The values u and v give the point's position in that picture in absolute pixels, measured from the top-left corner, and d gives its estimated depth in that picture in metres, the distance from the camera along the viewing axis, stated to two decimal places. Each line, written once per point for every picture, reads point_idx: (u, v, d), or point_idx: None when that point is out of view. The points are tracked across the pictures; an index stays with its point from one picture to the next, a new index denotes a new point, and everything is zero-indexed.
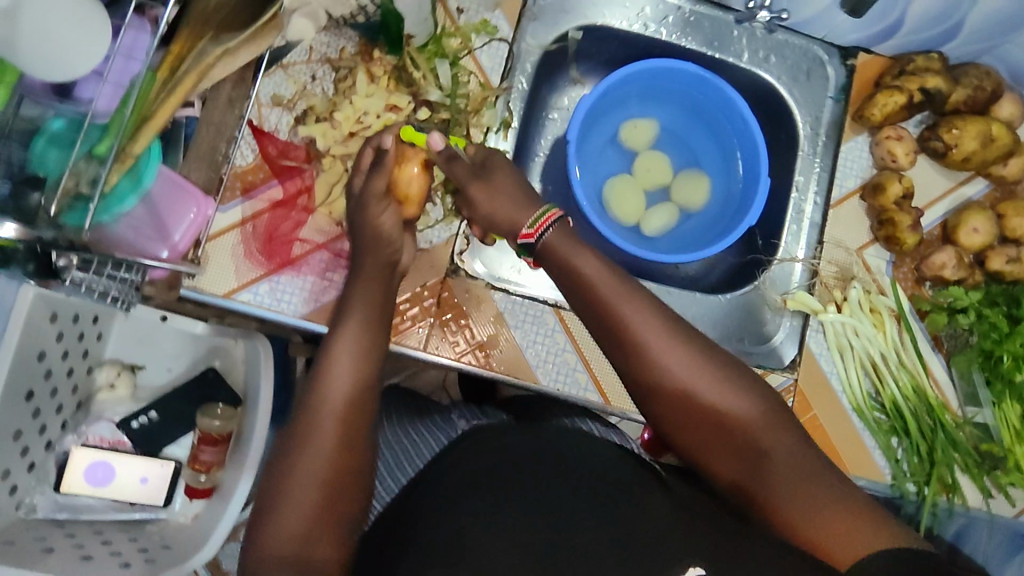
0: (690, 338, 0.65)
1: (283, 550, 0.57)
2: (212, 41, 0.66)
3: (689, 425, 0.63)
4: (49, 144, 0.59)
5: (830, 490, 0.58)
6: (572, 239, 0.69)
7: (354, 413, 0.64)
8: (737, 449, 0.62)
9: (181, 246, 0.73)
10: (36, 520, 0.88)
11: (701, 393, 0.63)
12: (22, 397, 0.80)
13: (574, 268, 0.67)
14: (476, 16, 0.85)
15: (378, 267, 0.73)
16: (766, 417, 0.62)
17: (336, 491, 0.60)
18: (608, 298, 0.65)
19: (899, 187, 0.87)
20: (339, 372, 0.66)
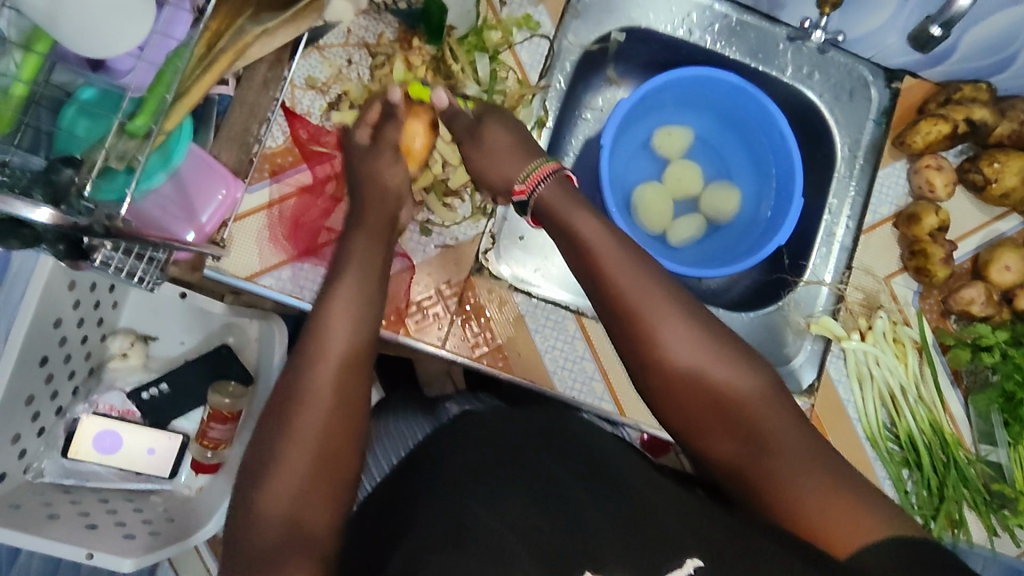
0: (689, 310, 0.63)
1: (275, 515, 0.55)
2: (252, 21, 0.65)
3: (688, 406, 0.61)
4: (81, 115, 0.61)
5: (828, 476, 0.56)
6: (569, 198, 0.67)
7: (354, 361, 0.62)
8: (732, 429, 0.60)
9: (205, 231, 0.71)
10: (43, 483, 0.88)
11: (700, 370, 0.60)
12: (37, 362, 0.79)
13: (573, 231, 0.65)
14: (519, 11, 0.83)
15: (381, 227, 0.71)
16: (764, 397, 0.60)
17: (329, 453, 0.58)
18: (608, 266, 0.63)
19: (935, 219, 0.86)
20: (335, 329, 0.62)
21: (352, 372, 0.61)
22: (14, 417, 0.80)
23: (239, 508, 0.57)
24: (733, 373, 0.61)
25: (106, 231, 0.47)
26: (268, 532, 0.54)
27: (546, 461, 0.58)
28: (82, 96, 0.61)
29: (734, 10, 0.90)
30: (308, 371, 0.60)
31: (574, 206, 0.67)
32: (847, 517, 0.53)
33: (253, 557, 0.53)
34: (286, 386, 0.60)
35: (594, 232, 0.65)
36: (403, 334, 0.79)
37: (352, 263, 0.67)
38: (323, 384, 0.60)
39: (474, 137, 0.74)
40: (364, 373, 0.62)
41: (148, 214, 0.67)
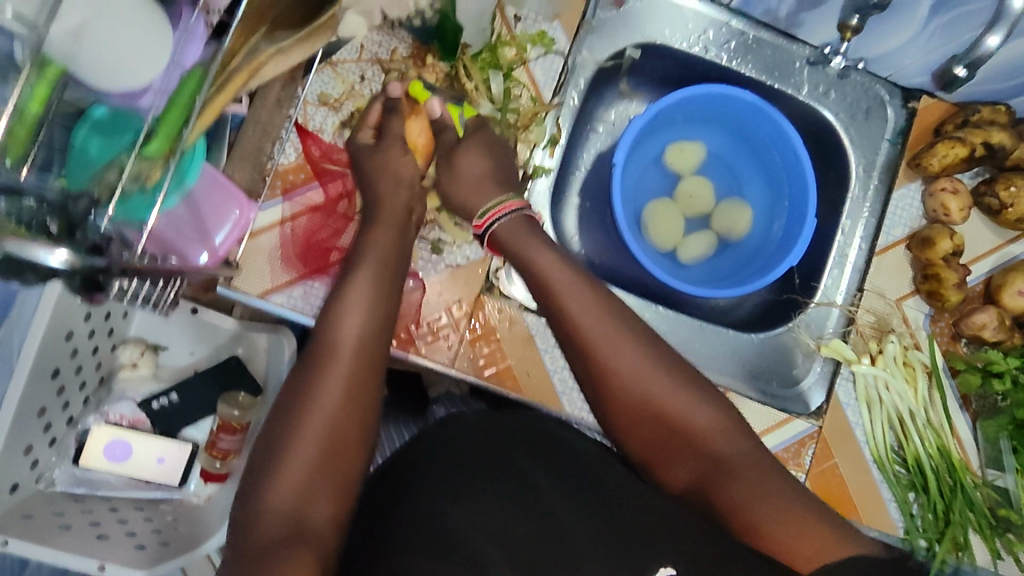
0: (644, 338, 0.64)
1: (283, 504, 0.57)
2: (266, 39, 0.64)
3: (646, 434, 0.64)
4: (93, 132, 0.59)
5: (780, 491, 0.59)
6: (528, 228, 0.69)
7: (365, 361, 0.63)
8: (688, 451, 0.63)
9: (219, 254, 0.70)
10: (54, 493, 0.89)
11: (655, 398, 0.63)
12: (49, 374, 0.80)
13: (532, 263, 0.67)
14: (534, 27, 0.82)
15: (404, 257, 0.71)
16: (718, 421, 0.63)
17: (335, 448, 0.60)
18: (567, 298, 0.64)
19: (949, 243, 0.85)
20: (348, 326, 0.64)
21: (364, 372, 0.63)
22: (27, 429, 0.80)
23: (247, 498, 0.59)
24: (688, 398, 0.63)
25: (127, 271, 0.47)
26: (273, 522, 0.56)
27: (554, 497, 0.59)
28: (97, 112, 0.59)
29: (751, 26, 0.89)
30: (320, 369, 0.62)
31: (532, 237, 0.68)
32: (797, 531, 0.56)
33: (258, 546, 0.55)
34: (297, 384, 0.62)
35: (552, 264, 0.66)
36: (413, 353, 0.79)
37: (367, 256, 0.68)
38: (337, 383, 0.61)
39: (449, 162, 0.73)
40: (377, 373, 0.64)
41: (161, 233, 0.65)
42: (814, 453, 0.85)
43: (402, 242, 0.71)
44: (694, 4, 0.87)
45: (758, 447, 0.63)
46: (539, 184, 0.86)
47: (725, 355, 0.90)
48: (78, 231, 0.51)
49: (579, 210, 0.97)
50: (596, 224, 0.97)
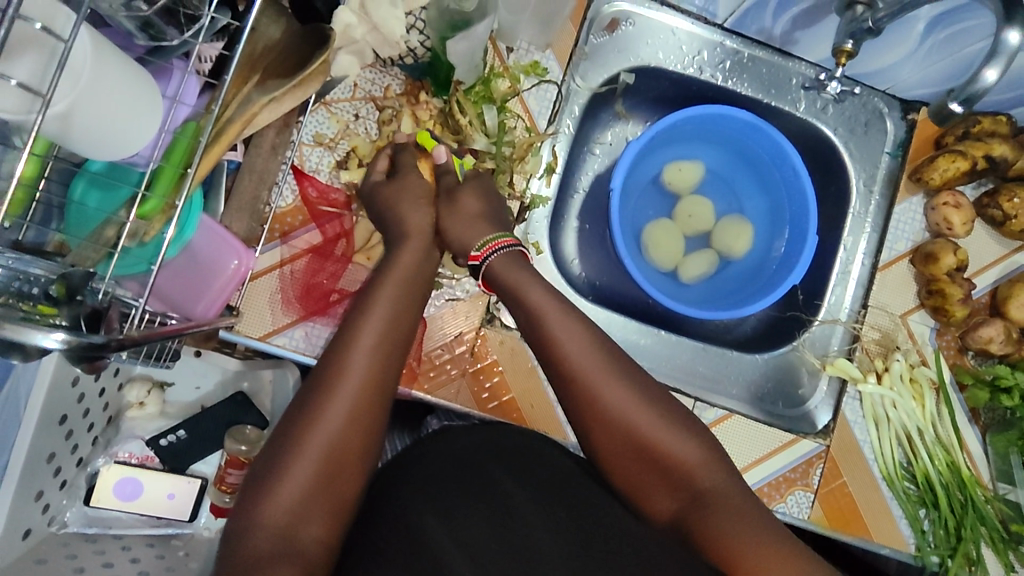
0: (632, 373, 0.64)
1: (274, 521, 0.54)
2: (258, 89, 0.62)
3: (630, 469, 0.63)
4: (91, 187, 0.59)
5: (763, 528, 0.58)
6: (517, 266, 0.69)
7: (372, 386, 0.60)
8: (671, 484, 0.62)
9: (217, 302, 0.70)
10: (67, 534, 0.90)
11: (643, 430, 0.62)
12: (56, 421, 0.80)
13: (521, 295, 0.67)
14: (527, 57, 0.82)
15: (413, 290, 0.67)
16: (705, 456, 0.62)
17: (335, 472, 0.57)
18: (555, 329, 0.65)
19: (953, 259, 0.84)
20: (356, 348, 0.61)
21: (372, 393, 0.60)
22: (36, 475, 0.80)
23: (238, 512, 0.56)
24: (673, 434, 0.62)
25: (125, 344, 0.46)
26: (263, 539, 0.53)
27: (553, 536, 0.59)
28: (91, 168, 0.59)
29: (745, 45, 0.88)
30: (328, 388, 0.59)
31: (521, 273, 0.69)
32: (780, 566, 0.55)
33: (243, 562, 0.52)
34: (301, 400, 0.59)
35: (540, 297, 0.67)
36: (417, 390, 0.80)
37: (376, 277, 0.67)
38: (346, 406, 0.58)
39: (448, 200, 0.72)
40: (385, 396, 0.61)
41: (163, 287, 0.67)
42: (822, 473, 0.85)
43: (421, 266, 0.69)
44: (687, 26, 0.86)
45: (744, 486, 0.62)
46: (538, 214, 0.86)
47: (727, 376, 0.91)
48: (77, 294, 0.51)
49: (578, 233, 0.95)
50: (595, 245, 0.96)
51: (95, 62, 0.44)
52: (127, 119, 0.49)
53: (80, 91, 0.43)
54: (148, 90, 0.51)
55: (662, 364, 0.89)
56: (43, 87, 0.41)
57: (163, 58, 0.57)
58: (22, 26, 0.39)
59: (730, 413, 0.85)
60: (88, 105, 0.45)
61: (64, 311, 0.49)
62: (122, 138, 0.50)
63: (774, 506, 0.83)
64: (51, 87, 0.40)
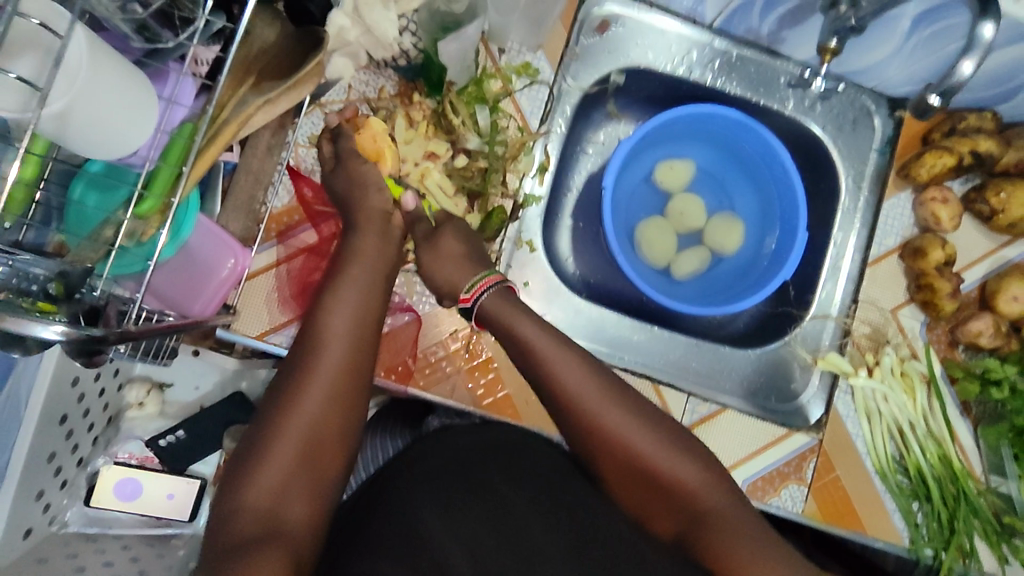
0: (626, 398, 0.65)
1: (257, 503, 0.55)
2: (253, 91, 0.64)
3: (628, 484, 0.64)
4: (89, 188, 0.60)
5: (762, 545, 0.58)
6: (507, 302, 0.69)
7: (351, 362, 0.63)
8: (670, 504, 0.63)
9: (214, 300, 0.71)
10: (68, 533, 0.91)
11: (640, 453, 0.62)
12: (57, 421, 0.81)
13: (512, 330, 0.67)
14: (518, 58, 0.84)
15: (382, 274, 0.71)
16: (704, 476, 0.62)
17: (317, 455, 0.59)
18: (545, 361, 0.65)
19: (941, 253, 0.85)
20: (332, 329, 0.64)
21: (350, 378, 0.63)
22: (37, 475, 0.81)
23: (221, 499, 0.57)
24: (667, 455, 0.63)
25: (124, 338, 0.48)
26: (246, 523, 0.54)
27: (547, 530, 0.59)
28: (91, 169, 0.61)
29: (734, 44, 0.89)
30: (306, 374, 0.61)
31: (511, 308, 0.68)
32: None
33: (227, 545, 0.53)
34: (279, 386, 0.61)
35: (530, 331, 0.66)
36: (413, 387, 0.81)
37: (353, 266, 0.69)
38: (325, 389, 0.61)
39: (430, 242, 0.75)
40: (360, 379, 0.64)
41: (160, 286, 0.68)
42: (816, 467, 0.86)
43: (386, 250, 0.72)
44: (676, 26, 0.88)
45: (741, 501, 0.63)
46: (531, 212, 0.87)
47: (721, 372, 0.91)
48: (76, 292, 0.52)
49: (572, 232, 0.97)
50: (590, 245, 0.97)
51: (90, 62, 0.45)
52: (118, 120, 0.50)
53: (77, 90, 0.44)
54: (138, 91, 0.51)
55: (655, 359, 0.90)
56: (41, 81, 0.42)
57: (160, 60, 0.58)
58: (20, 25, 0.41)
59: (724, 408, 0.86)
60: (83, 105, 0.46)
61: (63, 309, 0.50)
62: (116, 137, 0.51)
63: (768, 500, 0.84)
64: (49, 82, 0.41)
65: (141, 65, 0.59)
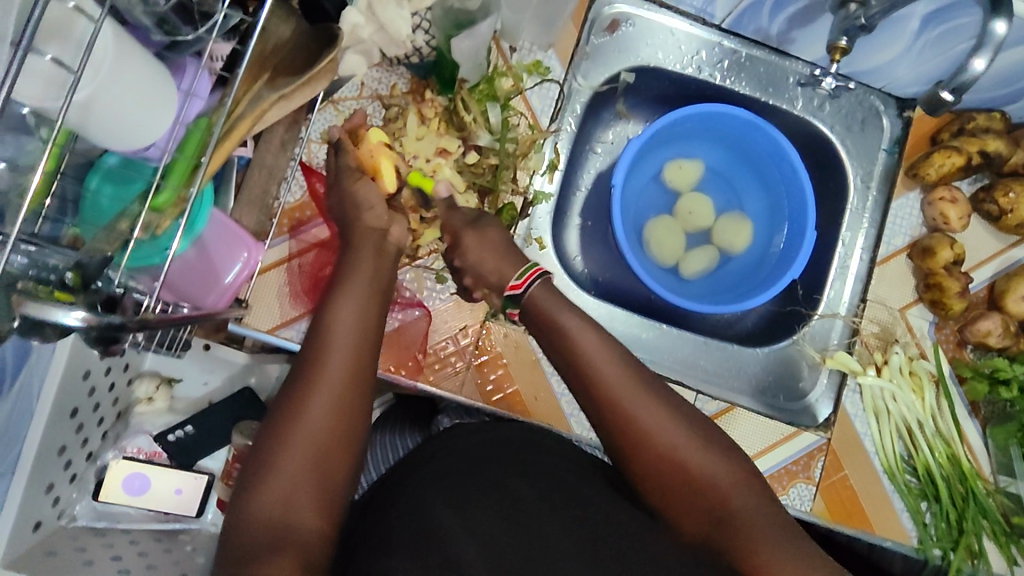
0: (663, 394, 0.65)
1: (265, 515, 0.54)
2: (268, 86, 0.65)
3: (655, 481, 0.62)
4: (105, 181, 0.60)
5: (795, 552, 0.57)
6: (553, 295, 0.70)
7: (356, 366, 0.62)
8: (700, 506, 0.60)
9: (228, 293, 0.71)
10: (76, 528, 0.91)
11: (668, 446, 0.61)
12: (68, 414, 0.81)
13: (555, 319, 0.69)
14: (529, 57, 0.85)
15: (381, 270, 0.70)
16: (733, 477, 0.61)
17: (325, 460, 0.57)
18: (587, 347, 0.66)
19: (950, 253, 0.85)
20: (337, 332, 0.63)
21: (355, 382, 0.61)
22: (47, 467, 0.81)
23: (230, 512, 0.56)
24: (701, 452, 0.62)
25: (145, 325, 0.48)
26: (257, 532, 0.53)
27: (559, 524, 0.58)
28: (108, 162, 0.61)
29: (743, 44, 0.90)
30: (311, 378, 0.60)
31: (555, 301, 0.70)
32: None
33: (238, 559, 0.52)
34: (286, 391, 0.60)
35: (573, 321, 0.68)
36: (422, 381, 0.82)
37: (357, 268, 0.68)
38: (331, 393, 0.59)
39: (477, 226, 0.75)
40: (367, 383, 0.62)
41: (174, 279, 0.68)
42: (824, 466, 0.86)
43: (385, 253, 0.70)
44: (685, 26, 0.88)
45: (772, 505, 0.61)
46: (540, 209, 0.87)
47: (729, 372, 0.91)
48: (93, 283, 0.52)
49: (580, 230, 0.97)
50: (599, 243, 0.97)
51: (115, 52, 0.46)
52: (140, 109, 0.50)
53: (100, 80, 0.45)
54: (158, 76, 0.52)
55: (663, 357, 0.90)
56: (75, 64, 0.42)
57: (180, 53, 0.59)
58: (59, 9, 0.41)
59: (733, 406, 0.86)
60: (107, 95, 0.46)
61: (80, 298, 0.50)
62: (134, 125, 0.51)
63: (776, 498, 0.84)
64: (83, 62, 0.41)
65: (161, 58, 0.59)
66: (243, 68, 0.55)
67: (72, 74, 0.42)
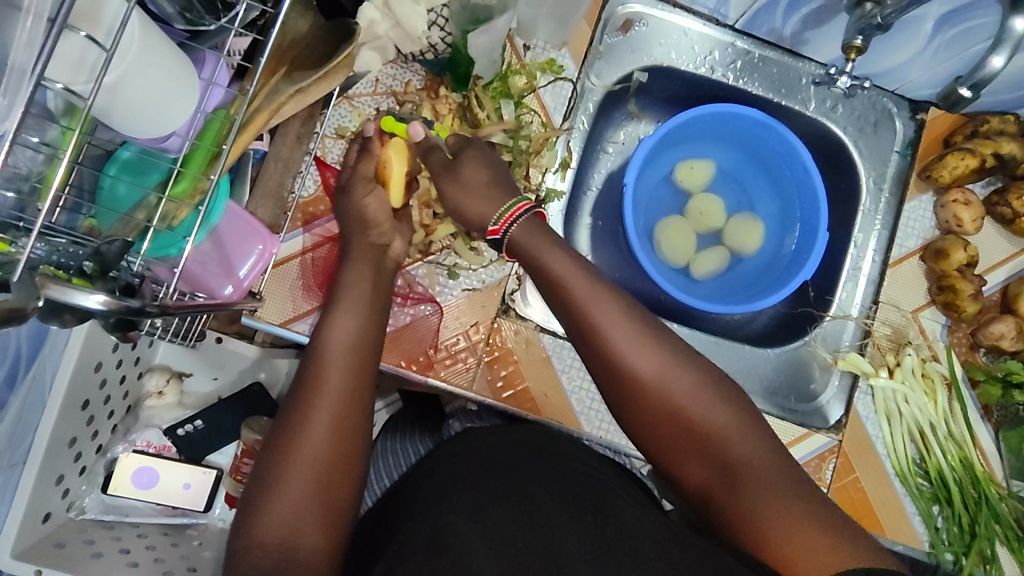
0: (669, 344, 0.63)
1: (271, 536, 0.54)
2: (285, 79, 0.65)
3: (657, 436, 0.63)
4: (122, 173, 0.60)
5: (791, 499, 0.56)
6: (541, 232, 0.66)
7: (356, 379, 0.62)
8: (702, 451, 0.61)
9: (243, 285, 0.72)
10: (84, 520, 0.90)
11: (672, 396, 0.61)
12: (79, 406, 0.81)
13: (540, 262, 0.64)
14: (543, 55, 0.85)
15: (381, 270, 0.71)
16: (735, 421, 0.61)
17: (329, 480, 0.57)
18: (582, 300, 0.62)
19: (963, 254, 0.85)
20: (336, 343, 0.64)
21: (355, 402, 0.61)
22: (58, 459, 0.81)
23: (239, 533, 0.56)
24: (704, 399, 0.61)
25: (162, 310, 0.48)
26: (262, 556, 0.54)
27: (571, 522, 0.58)
28: (125, 154, 0.60)
29: (756, 45, 0.90)
30: (311, 396, 0.60)
31: (544, 239, 0.65)
32: (809, 537, 0.54)
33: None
34: (286, 412, 0.60)
35: (561, 264, 0.64)
36: (433, 377, 0.82)
37: (354, 281, 0.69)
38: (331, 413, 0.59)
39: (451, 172, 0.69)
40: (367, 397, 0.63)
41: (191, 271, 0.69)
42: (835, 468, 0.85)
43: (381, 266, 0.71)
44: (699, 27, 0.89)
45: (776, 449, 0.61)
46: (552, 207, 0.88)
47: (740, 372, 0.91)
48: (110, 271, 0.51)
49: (590, 229, 0.97)
50: (609, 242, 0.97)
51: (140, 39, 0.46)
52: (163, 98, 0.51)
53: (126, 66, 0.46)
54: (182, 65, 0.52)
55: None
56: (108, 43, 0.43)
57: (203, 43, 0.59)
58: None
59: None
60: (131, 81, 0.47)
61: (98, 286, 0.49)
62: (155, 114, 0.51)
63: None
64: (116, 40, 0.42)
65: (183, 47, 0.59)
66: (264, 58, 0.56)
67: (104, 52, 0.42)
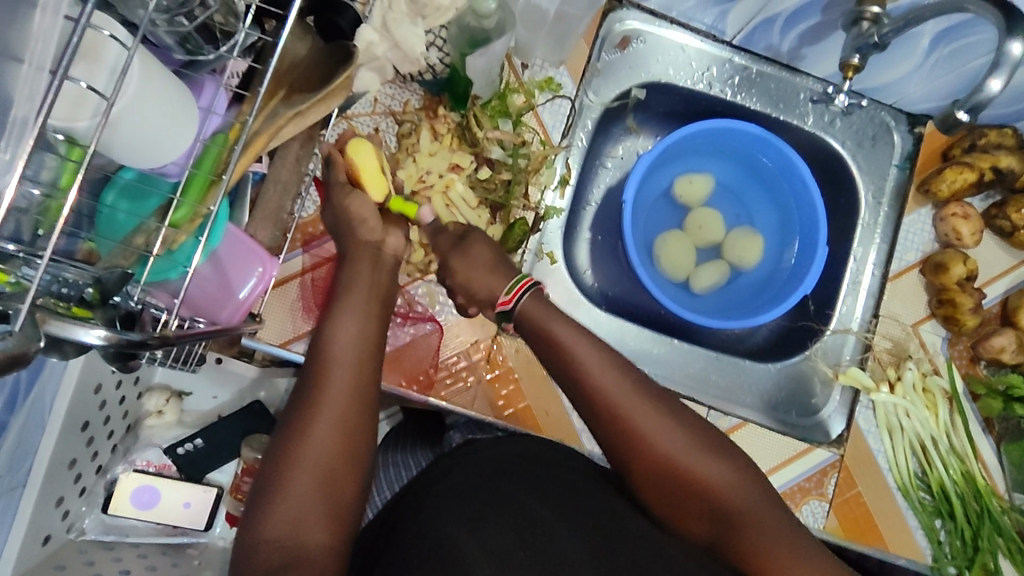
0: (660, 399, 0.64)
1: (274, 533, 0.54)
2: (284, 103, 0.63)
3: (658, 492, 0.62)
4: (121, 198, 0.59)
5: (799, 554, 0.57)
6: (546, 305, 0.69)
7: (361, 374, 0.63)
8: (702, 510, 0.61)
9: (242, 308, 0.70)
10: (84, 541, 0.90)
11: (669, 454, 0.61)
12: (79, 428, 0.80)
13: (548, 330, 0.67)
14: (541, 73, 0.86)
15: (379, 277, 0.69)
16: (734, 477, 0.61)
17: (331, 481, 0.57)
18: (583, 360, 0.65)
19: (963, 268, 0.85)
20: (341, 343, 0.63)
21: (357, 401, 0.61)
22: (59, 481, 0.81)
23: (244, 531, 0.56)
24: (701, 458, 0.61)
25: (163, 342, 0.47)
26: (267, 555, 0.54)
27: (570, 540, 0.58)
28: (124, 177, 0.59)
29: (753, 61, 0.90)
30: (318, 399, 0.60)
31: (549, 310, 0.69)
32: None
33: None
34: (290, 416, 0.60)
35: (568, 334, 0.66)
36: (434, 397, 0.82)
37: (354, 287, 0.68)
38: (332, 417, 0.59)
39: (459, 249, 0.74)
40: (371, 400, 0.62)
41: (193, 296, 0.69)
42: (837, 482, 0.85)
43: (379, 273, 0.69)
44: (696, 43, 0.89)
45: (777, 504, 0.61)
46: (552, 224, 0.88)
47: (740, 384, 0.91)
48: (111, 299, 0.50)
49: (590, 245, 0.96)
50: (608, 259, 0.97)
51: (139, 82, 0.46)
52: (161, 133, 0.51)
53: (124, 106, 0.46)
54: (182, 100, 0.52)
55: (675, 371, 0.90)
56: (108, 90, 0.43)
57: (199, 70, 0.59)
58: (92, 34, 0.42)
59: (745, 422, 0.86)
60: (127, 119, 0.47)
61: (98, 313, 0.48)
62: (152, 148, 0.51)
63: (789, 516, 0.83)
64: (115, 89, 0.42)
65: (179, 75, 0.59)
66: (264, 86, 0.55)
67: (103, 99, 0.43)
